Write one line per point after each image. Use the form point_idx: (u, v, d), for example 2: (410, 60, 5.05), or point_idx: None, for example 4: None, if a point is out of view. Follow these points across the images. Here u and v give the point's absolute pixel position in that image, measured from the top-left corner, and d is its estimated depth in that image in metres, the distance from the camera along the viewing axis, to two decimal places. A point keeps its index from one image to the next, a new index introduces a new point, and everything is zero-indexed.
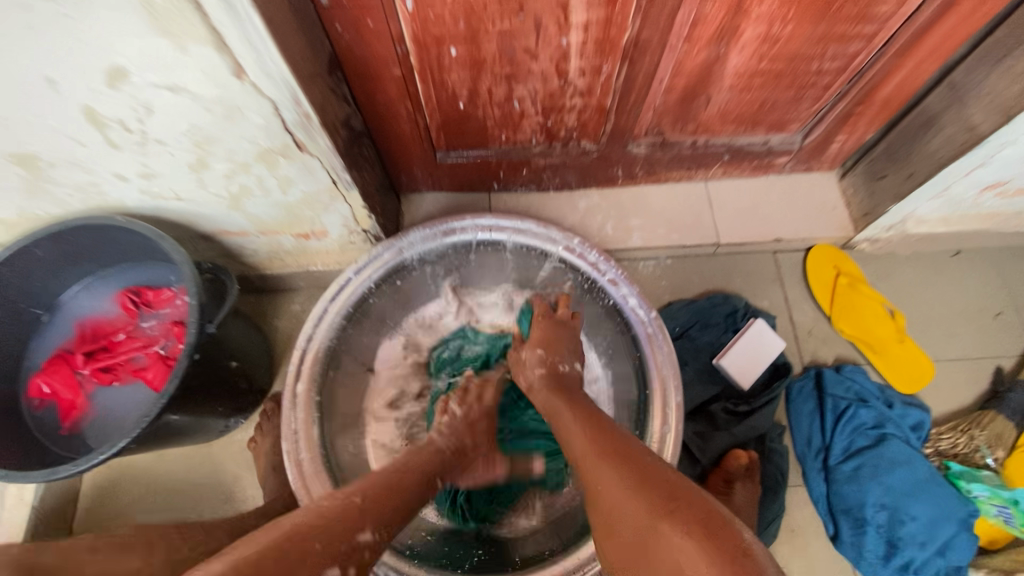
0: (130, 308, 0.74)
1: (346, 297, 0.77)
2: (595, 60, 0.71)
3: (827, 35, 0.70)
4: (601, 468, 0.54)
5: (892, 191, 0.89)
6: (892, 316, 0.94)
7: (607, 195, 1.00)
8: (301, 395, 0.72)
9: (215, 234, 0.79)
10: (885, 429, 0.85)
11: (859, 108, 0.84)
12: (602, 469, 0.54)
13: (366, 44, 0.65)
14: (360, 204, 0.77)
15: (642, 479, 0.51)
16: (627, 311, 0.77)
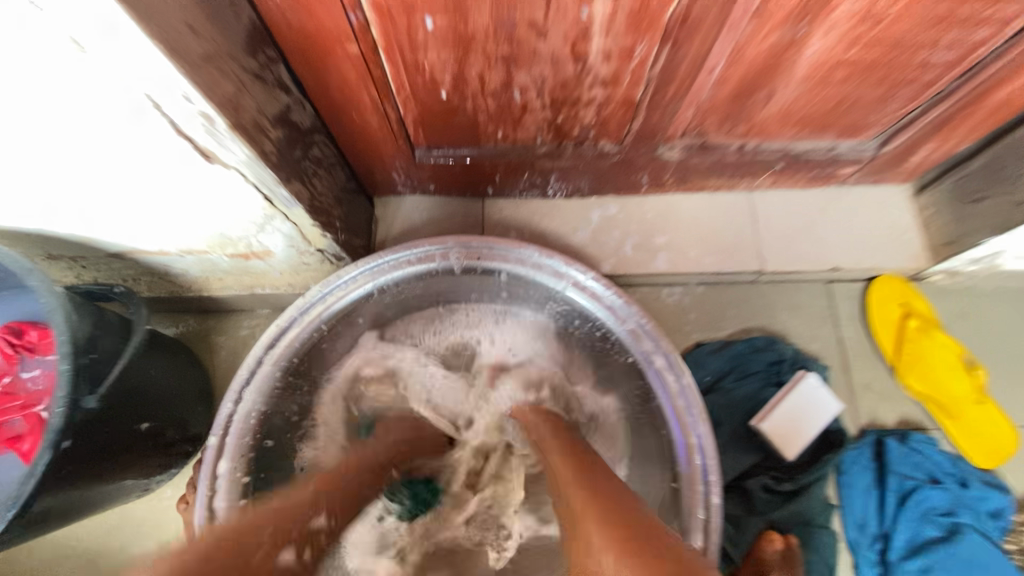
0: (6, 353, 0.57)
1: (291, 341, 0.60)
2: (625, 40, 0.52)
3: (951, 14, 0.50)
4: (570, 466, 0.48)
5: (991, 219, 0.70)
6: (971, 369, 0.77)
7: (626, 206, 0.82)
8: (226, 473, 0.56)
9: (129, 252, 0.62)
10: (959, 521, 0.69)
11: (965, 112, 0.64)
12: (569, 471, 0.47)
13: (304, 8, 0.46)
14: (310, 223, 0.59)
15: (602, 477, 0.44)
16: (651, 373, 0.60)
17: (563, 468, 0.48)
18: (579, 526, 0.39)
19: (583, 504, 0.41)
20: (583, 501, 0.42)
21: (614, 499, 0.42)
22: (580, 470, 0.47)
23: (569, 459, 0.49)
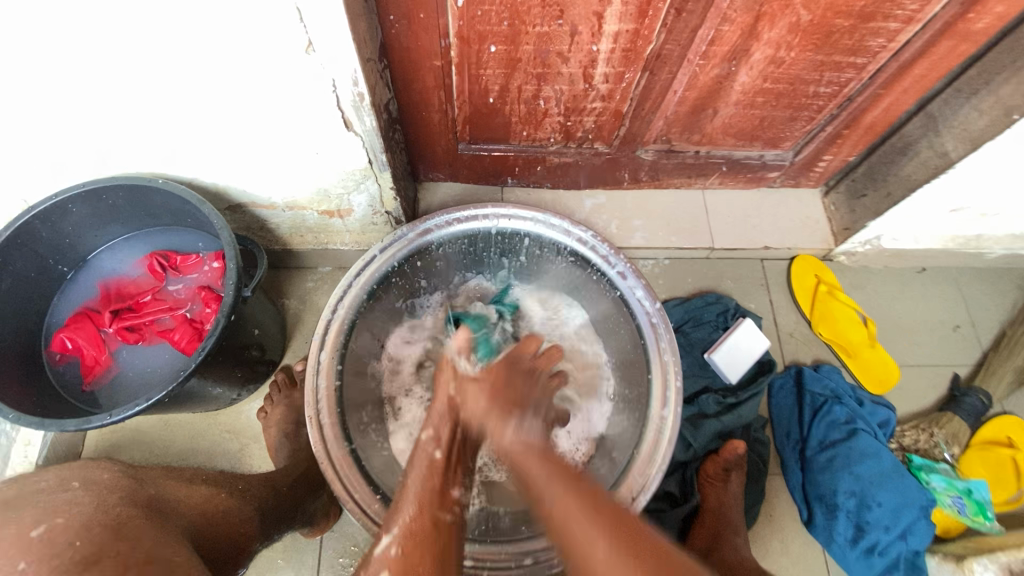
0: (157, 271, 0.76)
1: (370, 273, 0.80)
2: (619, 67, 0.78)
3: (825, 62, 0.78)
4: (569, 498, 0.50)
5: (871, 209, 0.98)
6: (865, 323, 1.03)
7: (612, 197, 1.07)
8: (324, 363, 0.75)
9: (246, 205, 0.81)
10: (856, 424, 0.91)
11: (846, 131, 0.92)
12: (575, 507, 0.49)
13: (413, 34, 0.69)
14: (389, 186, 0.81)
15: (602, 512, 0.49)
16: (633, 302, 0.83)
17: (536, 466, 0.53)
18: (575, 525, 0.48)
19: (572, 502, 0.49)
20: (577, 496, 0.50)
21: (599, 496, 0.51)
22: (550, 462, 0.53)
23: (542, 455, 0.54)
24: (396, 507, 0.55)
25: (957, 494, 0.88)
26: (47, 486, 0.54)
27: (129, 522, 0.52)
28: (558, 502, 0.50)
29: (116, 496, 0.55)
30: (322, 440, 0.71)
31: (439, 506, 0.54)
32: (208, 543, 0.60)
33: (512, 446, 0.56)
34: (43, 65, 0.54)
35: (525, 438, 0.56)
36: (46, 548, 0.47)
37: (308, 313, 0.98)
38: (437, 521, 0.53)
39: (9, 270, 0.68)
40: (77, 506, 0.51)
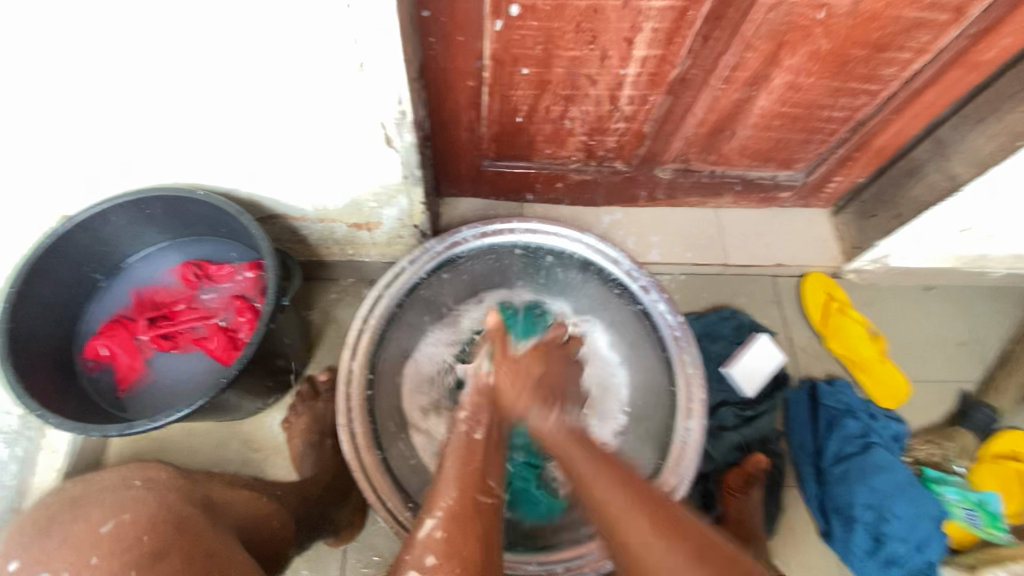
0: (191, 280, 0.78)
1: (400, 286, 0.82)
2: (644, 90, 0.81)
3: (840, 88, 0.82)
4: (646, 531, 0.51)
5: (881, 228, 1.01)
6: (875, 339, 1.05)
7: (629, 214, 1.10)
8: (356, 372, 0.76)
9: (280, 215, 0.83)
10: (870, 438, 0.93)
11: (857, 153, 0.96)
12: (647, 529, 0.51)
13: (451, 56, 0.72)
14: (420, 201, 0.83)
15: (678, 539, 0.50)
16: (656, 316, 0.85)
17: (610, 487, 0.55)
18: (654, 556, 0.49)
19: (655, 541, 0.50)
20: (669, 544, 0.49)
21: (686, 529, 0.51)
22: (637, 504, 0.53)
23: (620, 484, 0.55)
24: (440, 485, 0.59)
25: (970, 506, 0.90)
26: (109, 484, 0.55)
27: (190, 518, 0.52)
28: (642, 546, 0.50)
29: (175, 494, 0.55)
30: (354, 448, 0.72)
31: (480, 490, 0.58)
32: (257, 543, 0.61)
33: (584, 479, 0.57)
34: (131, 88, 0.58)
35: (604, 472, 0.56)
36: (115, 543, 0.47)
37: (331, 324, 0.99)
38: (478, 504, 0.57)
39: (50, 277, 0.69)
40: (141, 503, 0.51)
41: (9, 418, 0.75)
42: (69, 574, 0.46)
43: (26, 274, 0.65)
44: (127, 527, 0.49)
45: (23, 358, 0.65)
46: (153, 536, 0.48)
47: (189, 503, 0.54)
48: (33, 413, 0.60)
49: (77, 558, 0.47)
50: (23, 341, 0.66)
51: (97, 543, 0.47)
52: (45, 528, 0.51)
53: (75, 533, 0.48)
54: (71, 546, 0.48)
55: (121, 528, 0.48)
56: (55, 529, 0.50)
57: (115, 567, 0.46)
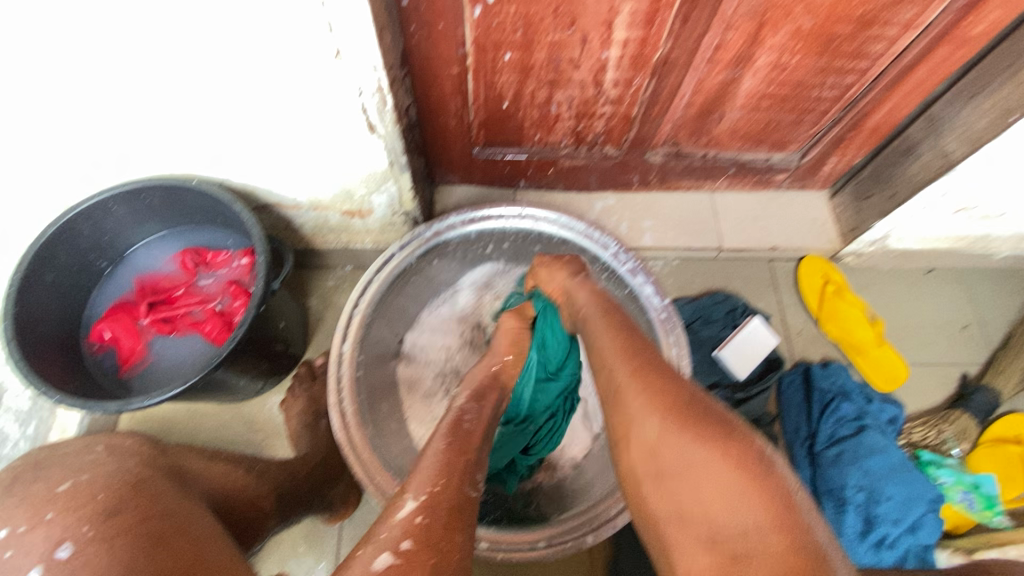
0: (190, 267, 0.81)
1: (390, 270, 0.84)
2: (628, 73, 0.81)
3: (827, 67, 0.81)
4: (658, 423, 0.49)
5: (877, 210, 1.00)
6: (873, 322, 1.04)
7: (622, 198, 1.10)
8: (346, 354, 0.78)
9: (273, 205, 0.86)
10: (864, 421, 0.93)
11: (851, 134, 0.95)
12: (654, 417, 0.49)
13: (433, 44, 0.73)
14: (408, 187, 0.85)
15: (689, 417, 0.48)
16: (643, 299, 0.85)
17: (654, 415, 0.49)
18: (669, 437, 0.48)
19: (671, 438, 0.47)
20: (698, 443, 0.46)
21: (695, 415, 0.48)
22: (656, 397, 0.50)
23: (639, 378, 0.52)
24: (417, 477, 0.53)
25: (965, 488, 0.90)
26: (75, 448, 0.58)
27: (149, 480, 0.55)
28: (663, 450, 0.48)
29: (136, 458, 0.58)
30: (344, 427, 0.75)
31: (468, 483, 0.54)
32: (226, 511, 0.65)
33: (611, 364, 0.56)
34: (120, 83, 0.61)
35: (630, 366, 0.54)
36: (71, 499, 0.51)
37: (328, 311, 1.02)
38: (466, 497, 0.53)
39: (55, 264, 0.73)
40: (100, 466, 0.55)
41: (19, 399, 0.79)
42: (26, 528, 0.49)
43: (30, 262, 0.69)
44: (84, 486, 0.52)
45: (30, 341, 0.69)
46: (105, 495, 0.51)
47: (151, 467, 0.57)
48: (37, 392, 0.64)
49: (33, 514, 0.50)
50: (30, 325, 0.70)
51: (54, 501, 0.51)
52: (10, 487, 0.53)
53: (33, 493, 0.52)
54: (31, 503, 0.51)
55: (77, 488, 0.52)
56: (20, 488, 0.53)
57: (71, 523, 0.49)
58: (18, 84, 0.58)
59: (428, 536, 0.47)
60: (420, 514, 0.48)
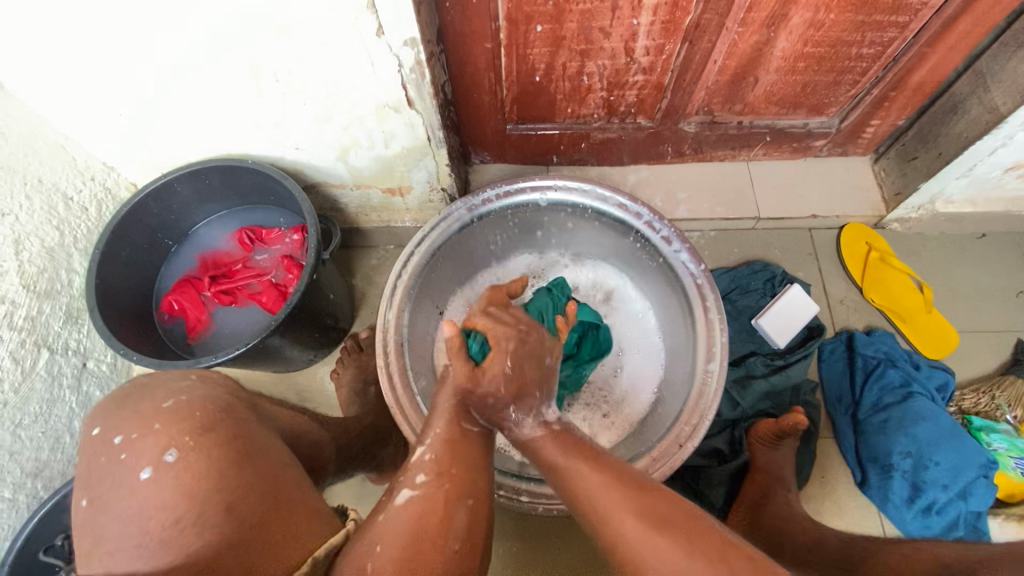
0: (246, 243, 0.87)
1: (430, 244, 0.87)
2: (659, 40, 0.82)
3: (866, 22, 0.79)
4: (629, 516, 0.52)
5: (923, 171, 0.97)
6: (920, 289, 1.01)
7: (656, 171, 1.10)
8: (392, 321, 0.83)
9: (320, 185, 0.91)
10: (912, 388, 0.90)
11: (893, 93, 0.92)
12: (625, 512, 0.53)
13: (467, 19, 0.76)
14: (446, 163, 0.88)
15: (655, 512, 0.53)
16: (678, 265, 0.86)
17: (620, 508, 0.53)
18: (634, 541, 0.51)
19: (632, 525, 0.52)
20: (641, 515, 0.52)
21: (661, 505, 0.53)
22: (614, 489, 0.55)
23: (604, 474, 0.57)
24: (436, 411, 0.64)
25: (1019, 454, 0.88)
26: (171, 373, 0.57)
27: (236, 408, 0.55)
28: (623, 529, 0.52)
29: (226, 388, 0.57)
30: (393, 388, 0.79)
31: (467, 418, 0.63)
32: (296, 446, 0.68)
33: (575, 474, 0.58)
34: (184, 67, 0.66)
35: (592, 472, 0.58)
36: (175, 415, 0.51)
37: (371, 287, 1.07)
38: (465, 432, 0.62)
39: (129, 241, 0.80)
40: (197, 388, 0.55)
41: (103, 363, 0.87)
42: (137, 436, 0.50)
43: (107, 238, 0.76)
44: (186, 404, 0.53)
45: (109, 310, 0.76)
46: (204, 413, 0.52)
47: (239, 397, 0.58)
48: (119, 353, 0.71)
49: (141, 425, 0.51)
50: (109, 296, 0.77)
51: (158, 416, 0.51)
52: (120, 402, 0.54)
53: (140, 406, 0.52)
54: (138, 415, 0.52)
55: (180, 405, 0.52)
56: (128, 402, 0.53)
57: (172, 433, 0.50)
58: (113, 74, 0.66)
59: (436, 467, 0.57)
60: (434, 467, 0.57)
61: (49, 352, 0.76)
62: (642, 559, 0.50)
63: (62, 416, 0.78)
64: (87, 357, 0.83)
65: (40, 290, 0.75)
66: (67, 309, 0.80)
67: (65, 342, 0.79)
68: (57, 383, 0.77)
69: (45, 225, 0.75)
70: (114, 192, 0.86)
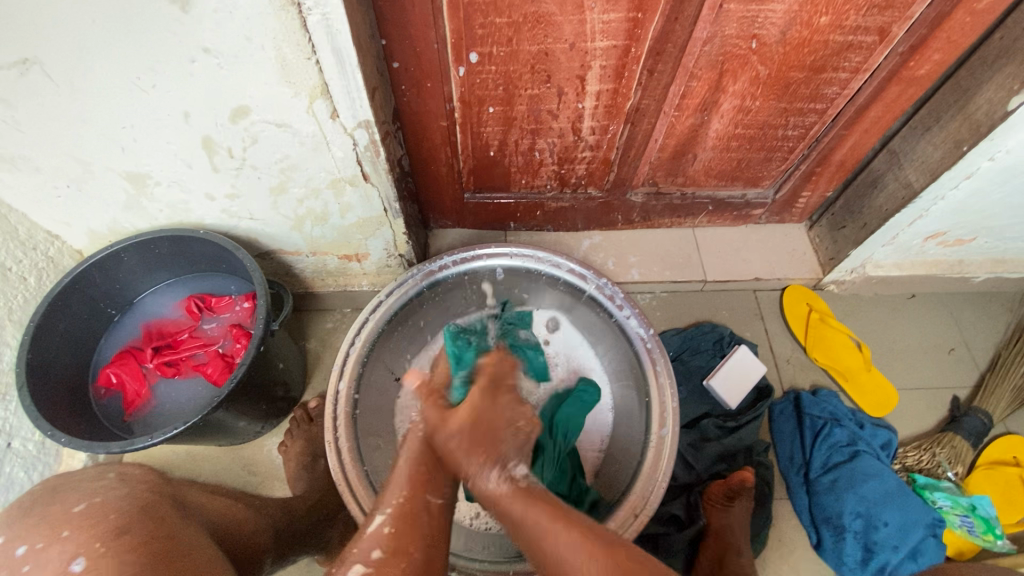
0: (194, 312, 0.85)
1: (384, 310, 0.88)
2: (603, 121, 0.88)
3: (788, 109, 0.87)
4: (591, 565, 0.50)
5: (851, 239, 1.04)
6: (859, 348, 1.07)
7: (608, 237, 1.15)
8: (342, 392, 0.81)
9: (274, 252, 0.91)
10: (858, 446, 0.94)
11: (819, 169, 1.01)
12: (585, 563, 0.51)
13: (422, 101, 0.80)
14: (402, 231, 0.90)
15: (630, 572, 0.50)
16: (628, 329, 0.88)
17: (579, 563, 0.51)
18: None
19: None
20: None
21: (638, 562, 0.51)
22: (595, 558, 0.51)
23: (584, 543, 0.52)
24: (390, 487, 0.59)
25: (964, 512, 0.90)
26: (88, 473, 0.62)
27: (154, 505, 0.59)
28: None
29: (143, 485, 0.61)
30: (340, 462, 0.77)
31: (431, 488, 0.58)
32: (229, 539, 0.68)
33: (559, 544, 0.53)
34: (137, 142, 0.67)
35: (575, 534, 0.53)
36: (86, 520, 0.55)
37: (326, 352, 1.05)
38: (427, 504, 0.57)
39: (68, 312, 0.77)
40: (111, 490, 0.59)
41: (29, 443, 0.80)
42: (44, 545, 0.53)
43: (45, 311, 0.73)
44: (98, 507, 0.57)
45: (40, 386, 0.72)
46: (117, 516, 0.55)
47: (160, 495, 0.62)
48: (45, 434, 0.67)
49: (49, 534, 0.54)
50: (42, 371, 0.74)
51: (68, 520, 0.55)
52: (29, 510, 0.57)
53: (52, 513, 0.56)
54: (47, 523, 0.55)
55: (93, 508, 0.56)
56: (39, 510, 0.57)
57: (82, 541, 0.53)
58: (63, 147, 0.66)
59: (392, 543, 0.54)
60: (388, 526, 0.55)
61: None
62: None
63: None
64: (12, 436, 0.77)
65: None
66: None
67: None
68: None
69: None
70: (57, 260, 0.84)
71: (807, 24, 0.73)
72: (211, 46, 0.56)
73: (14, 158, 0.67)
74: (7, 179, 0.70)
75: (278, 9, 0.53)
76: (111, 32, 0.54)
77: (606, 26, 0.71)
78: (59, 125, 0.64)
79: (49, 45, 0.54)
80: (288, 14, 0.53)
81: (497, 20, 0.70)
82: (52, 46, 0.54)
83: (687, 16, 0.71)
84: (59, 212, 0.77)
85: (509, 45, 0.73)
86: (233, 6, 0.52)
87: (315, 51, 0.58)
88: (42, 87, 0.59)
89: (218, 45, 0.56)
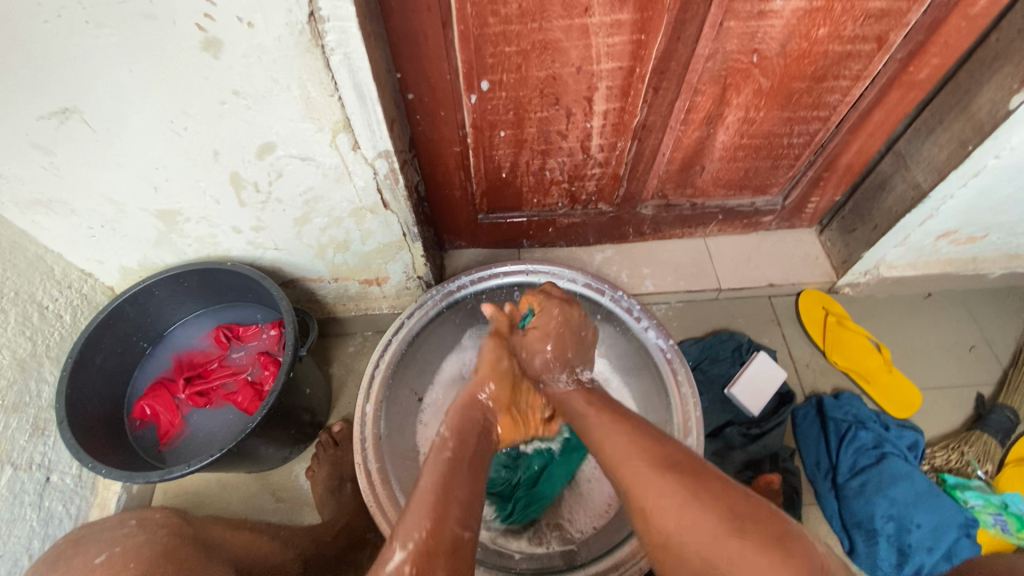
0: (223, 341, 0.88)
1: (406, 332, 0.89)
2: (611, 138, 0.90)
3: (792, 117, 0.89)
4: (643, 468, 0.55)
5: (863, 241, 1.05)
6: (879, 349, 1.07)
7: (620, 250, 1.17)
8: (369, 415, 0.82)
9: (297, 280, 0.94)
10: (884, 449, 0.93)
11: (826, 174, 1.02)
12: (637, 463, 0.56)
13: (436, 128, 0.83)
14: (420, 254, 0.92)
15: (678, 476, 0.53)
16: (647, 340, 0.89)
17: (635, 459, 0.57)
18: (652, 493, 0.52)
19: (660, 490, 0.52)
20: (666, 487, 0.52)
21: (694, 475, 0.53)
22: (658, 470, 0.54)
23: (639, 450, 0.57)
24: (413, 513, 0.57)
25: (996, 511, 0.89)
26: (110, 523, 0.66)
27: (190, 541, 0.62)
28: (648, 506, 0.52)
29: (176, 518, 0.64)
30: (370, 485, 0.77)
31: (458, 523, 0.57)
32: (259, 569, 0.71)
33: (618, 447, 0.59)
34: (169, 181, 0.70)
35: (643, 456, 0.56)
36: None
37: (348, 375, 1.07)
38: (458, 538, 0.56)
39: (103, 347, 0.80)
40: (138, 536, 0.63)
41: (67, 477, 0.82)
42: None
43: (83, 346, 0.76)
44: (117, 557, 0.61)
45: (79, 420, 0.75)
46: None
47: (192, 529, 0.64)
48: (86, 466, 0.69)
49: None
50: (80, 405, 0.76)
51: None
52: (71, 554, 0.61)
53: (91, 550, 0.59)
54: None
55: None
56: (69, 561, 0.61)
57: None
58: (99, 188, 0.70)
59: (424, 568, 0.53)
60: (408, 564, 0.52)
61: (12, 468, 0.72)
62: (652, 509, 0.52)
63: (20, 538, 0.72)
64: (51, 470, 0.80)
65: (7, 405, 0.73)
66: (34, 421, 0.77)
67: (29, 457, 0.76)
68: (18, 501, 0.72)
69: (19, 335, 0.75)
70: (91, 297, 0.87)
71: (806, 37, 0.75)
72: (239, 88, 0.59)
73: (54, 202, 0.71)
74: (47, 222, 0.74)
75: (303, 51, 0.56)
76: (147, 80, 0.57)
77: (611, 49, 0.74)
78: (97, 169, 0.67)
79: (89, 96, 0.58)
80: (313, 55, 0.57)
81: (506, 49, 0.73)
82: (93, 96, 0.58)
83: (689, 35, 0.74)
84: (94, 250, 0.81)
85: (518, 72, 0.76)
86: (262, 51, 0.55)
87: (337, 88, 0.61)
88: (82, 135, 0.62)
89: (246, 87, 0.59)
